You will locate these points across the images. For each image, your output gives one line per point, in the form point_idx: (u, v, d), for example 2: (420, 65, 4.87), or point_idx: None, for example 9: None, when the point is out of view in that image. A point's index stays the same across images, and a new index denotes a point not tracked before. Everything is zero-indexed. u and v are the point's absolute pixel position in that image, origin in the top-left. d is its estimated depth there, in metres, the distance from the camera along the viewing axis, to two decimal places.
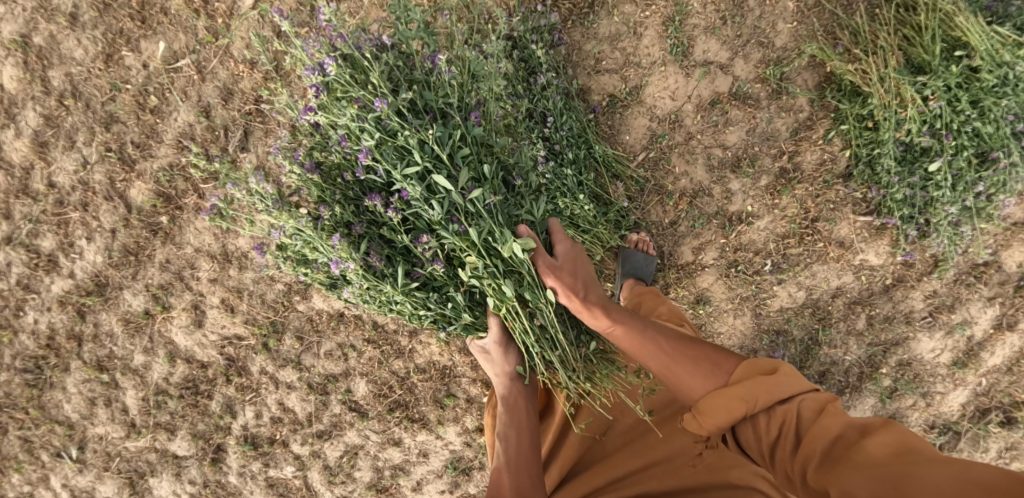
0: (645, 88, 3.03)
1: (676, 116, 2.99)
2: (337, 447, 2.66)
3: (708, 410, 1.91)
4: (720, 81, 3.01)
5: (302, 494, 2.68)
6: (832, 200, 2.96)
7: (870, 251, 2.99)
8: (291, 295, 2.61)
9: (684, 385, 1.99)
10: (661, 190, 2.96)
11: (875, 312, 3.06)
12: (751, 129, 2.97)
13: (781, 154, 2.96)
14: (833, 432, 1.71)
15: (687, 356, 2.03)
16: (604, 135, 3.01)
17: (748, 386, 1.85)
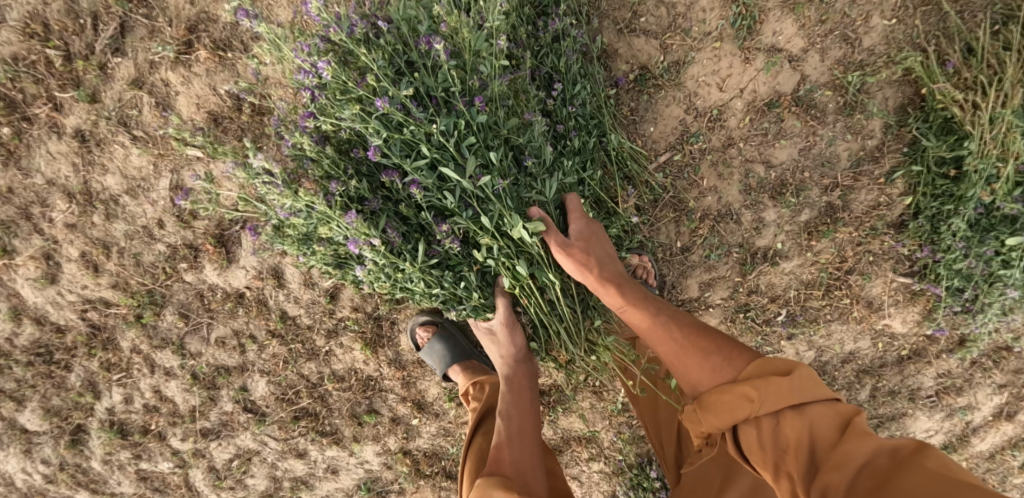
0: (688, 66, 2.35)
1: (718, 111, 2.35)
2: (226, 450, 2.23)
3: (711, 406, 1.56)
4: (784, 78, 2.37)
5: (181, 493, 2.26)
6: (874, 251, 2.41)
7: (897, 317, 2.45)
8: (175, 259, 2.11)
9: (691, 376, 1.64)
10: (680, 205, 2.34)
11: (880, 384, 2.53)
12: (806, 148, 2.38)
13: (831, 186, 2.38)
14: (852, 458, 1.37)
15: (700, 340, 1.66)
16: (623, 120, 2.35)
17: (760, 384, 1.50)
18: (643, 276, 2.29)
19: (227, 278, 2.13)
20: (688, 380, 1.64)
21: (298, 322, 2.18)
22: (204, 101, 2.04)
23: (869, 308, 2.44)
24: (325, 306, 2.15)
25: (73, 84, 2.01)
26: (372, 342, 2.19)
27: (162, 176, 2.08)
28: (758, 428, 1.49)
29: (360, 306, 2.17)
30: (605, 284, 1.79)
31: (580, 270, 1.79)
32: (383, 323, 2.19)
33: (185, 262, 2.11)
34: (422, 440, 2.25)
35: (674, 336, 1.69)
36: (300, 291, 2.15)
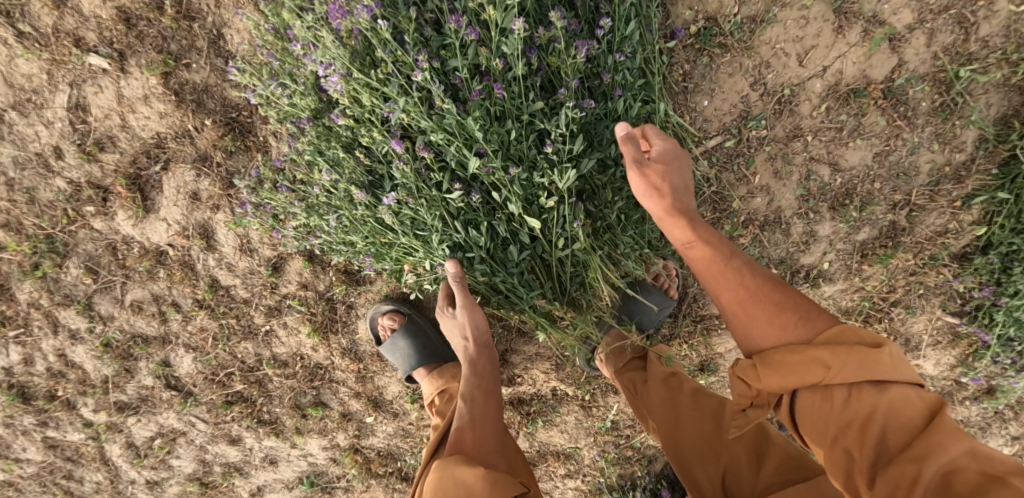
0: (767, 28, 1.81)
1: (790, 90, 1.86)
2: (146, 427, 1.89)
3: (772, 363, 1.22)
4: (878, 59, 1.87)
5: (94, 466, 1.94)
6: (926, 284, 2.07)
7: (931, 359, 2.18)
8: (78, 200, 1.68)
9: (750, 328, 1.28)
10: (723, 205, 1.92)
11: None
12: (882, 152, 1.93)
13: (901, 203, 1.97)
14: (939, 459, 1.08)
15: (772, 289, 1.28)
16: (671, 87, 1.85)
17: (844, 351, 1.17)
18: (664, 285, 1.87)
19: (145, 232, 1.71)
20: (745, 331, 1.28)
21: (232, 294, 1.77)
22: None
23: (905, 346, 2.17)
24: (265, 279, 1.76)
25: None
26: (323, 327, 1.80)
27: (57, 91, 1.61)
28: (829, 404, 1.19)
29: (310, 283, 1.77)
30: (675, 215, 1.38)
31: (648, 197, 1.41)
32: (338, 307, 1.80)
33: (92, 206, 1.68)
34: (377, 440, 1.92)
35: (741, 277, 1.29)
36: (234, 257, 1.74)
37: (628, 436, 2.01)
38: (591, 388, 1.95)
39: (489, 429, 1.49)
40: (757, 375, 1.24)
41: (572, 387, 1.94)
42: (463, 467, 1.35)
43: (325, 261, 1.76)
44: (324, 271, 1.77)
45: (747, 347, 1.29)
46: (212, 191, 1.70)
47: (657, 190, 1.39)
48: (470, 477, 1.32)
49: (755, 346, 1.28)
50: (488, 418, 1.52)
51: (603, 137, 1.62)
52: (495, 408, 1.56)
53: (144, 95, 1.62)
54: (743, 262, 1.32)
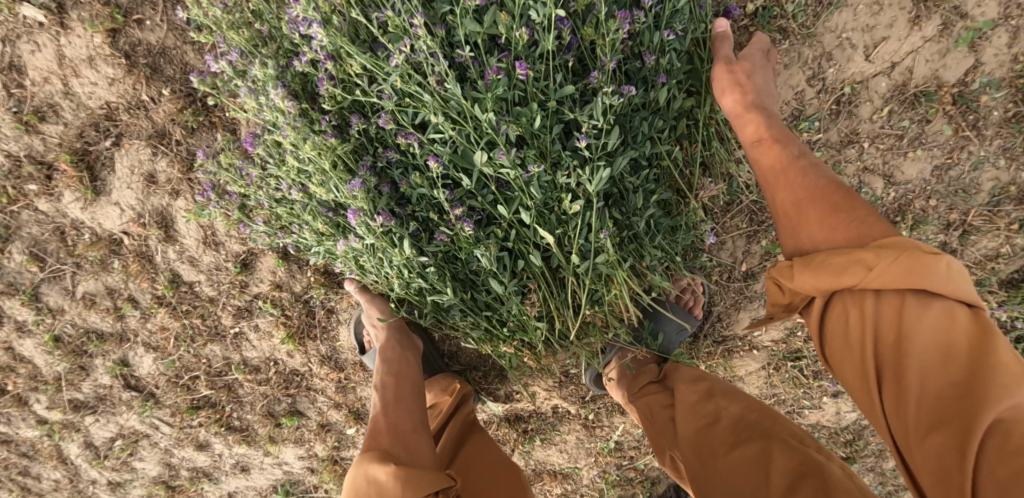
0: (833, 15, 1.56)
1: (851, 88, 1.61)
2: (105, 427, 1.71)
3: (816, 263, 1.06)
4: (953, 57, 1.59)
5: (52, 464, 1.76)
6: None
7: None
8: (18, 177, 1.44)
9: (799, 228, 1.14)
10: (761, 217, 1.64)
11: None
12: (943, 165, 1.69)
13: (955, 223, 1.74)
14: (995, 397, 0.89)
15: (830, 188, 1.13)
16: None
17: (895, 254, 0.97)
18: (688, 303, 1.66)
19: (96, 217, 1.48)
20: (792, 231, 1.16)
21: (197, 291, 1.55)
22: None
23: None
24: (234, 277, 1.54)
25: None
26: (300, 333, 1.60)
27: None
28: (865, 316, 1.01)
29: (286, 284, 1.55)
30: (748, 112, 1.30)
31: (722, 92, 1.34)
32: (316, 311, 1.59)
33: (35, 184, 1.45)
34: (358, 451, 1.76)
35: (801, 176, 1.17)
36: (197, 250, 1.51)
37: (631, 457, 1.86)
38: (595, 407, 1.76)
39: (406, 420, 1.31)
40: (792, 274, 1.10)
41: (574, 405, 1.76)
42: (375, 463, 1.18)
43: (301, 260, 1.54)
44: (301, 271, 1.55)
45: (792, 247, 1.15)
46: (171, 174, 1.45)
47: (731, 87, 1.32)
48: (383, 475, 1.16)
49: (797, 245, 1.14)
50: (401, 400, 1.36)
51: (639, 132, 1.35)
52: (416, 401, 1.38)
53: (88, 57, 1.36)
54: (807, 164, 1.18)
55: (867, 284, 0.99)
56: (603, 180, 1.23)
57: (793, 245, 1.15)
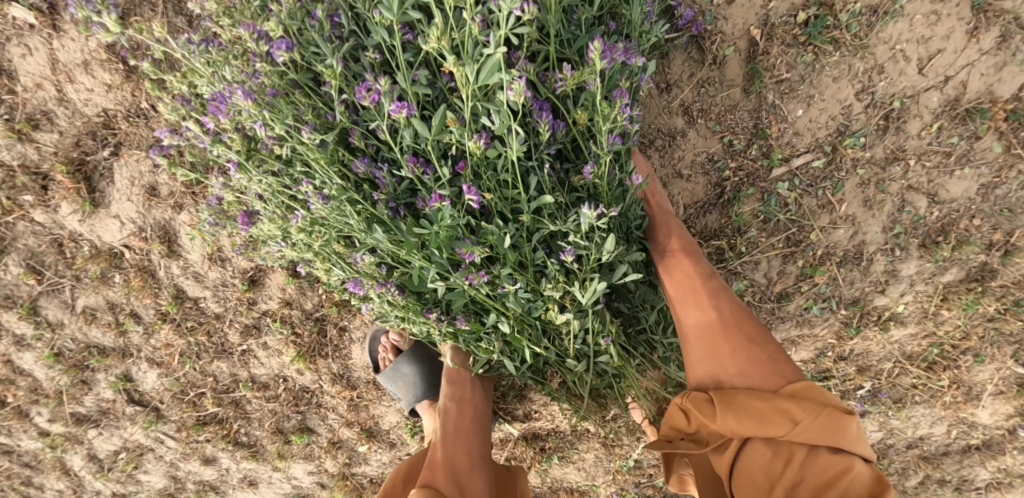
0: (885, 24, 1.46)
1: (901, 103, 1.52)
2: (109, 440, 1.62)
3: (739, 408, 1.13)
4: (1011, 71, 1.49)
5: (54, 477, 1.65)
6: (1006, 331, 1.75)
7: (987, 408, 1.86)
8: (13, 188, 1.36)
9: (716, 360, 1.21)
10: (799, 236, 1.60)
11: (937, 473, 1.98)
12: (992, 183, 1.59)
13: (998, 243, 1.64)
14: None
15: (746, 324, 1.23)
16: (773, 86, 1.50)
17: (814, 410, 1.08)
18: None
19: (96, 230, 1.40)
20: (709, 363, 1.22)
21: (203, 306, 1.49)
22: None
23: (965, 395, 1.85)
24: (241, 293, 1.48)
25: None
26: (310, 352, 1.54)
27: None
28: (784, 466, 1.10)
29: (295, 301, 1.51)
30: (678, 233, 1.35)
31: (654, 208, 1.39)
32: (328, 330, 1.53)
33: (30, 194, 1.36)
34: (370, 467, 1.69)
35: (718, 303, 1.26)
36: (203, 266, 1.46)
37: (650, 475, 1.81)
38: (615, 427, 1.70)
39: (464, 456, 1.29)
40: (712, 413, 1.16)
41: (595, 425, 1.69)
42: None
43: (313, 276, 1.49)
44: (312, 288, 1.50)
45: (706, 375, 1.22)
46: (174, 187, 1.39)
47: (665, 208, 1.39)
48: None
49: (713, 381, 1.21)
50: (462, 435, 1.34)
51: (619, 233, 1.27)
52: (479, 434, 1.36)
53: (83, 61, 1.29)
54: (718, 287, 1.29)
55: (789, 438, 1.08)
56: (595, 293, 1.18)
57: (708, 381, 1.22)
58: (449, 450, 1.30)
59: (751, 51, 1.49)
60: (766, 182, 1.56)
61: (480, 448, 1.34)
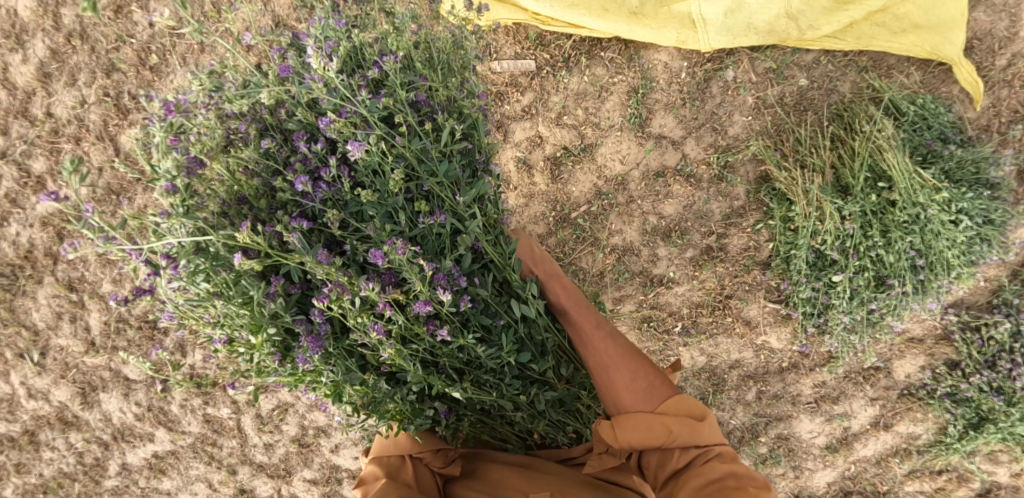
0: (599, 147, 2.95)
1: (620, 178, 2.97)
2: (270, 401, 3.58)
3: (629, 421, 1.92)
4: (670, 155, 2.93)
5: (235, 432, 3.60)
6: (748, 282, 3.06)
7: (772, 335, 3.13)
8: None
9: (610, 384, 1.97)
10: (596, 241, 3.02)
11: (766, 388, 3.40)
12: (688, 205, 2.98)
13: (709, 236, 3.01)
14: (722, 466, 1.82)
15: (623, 353, 2.00)
16: (550, 185, 2.97)
17: (676, 419, 1.88)
18: None
19: None
20: (606, 385, 1.98)
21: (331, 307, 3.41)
22: None
23: (749, 327, 3.14)
24: None
25: None
26: None
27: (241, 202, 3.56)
28: (670, 436, 1.89)
29: None
30: (576, 305, 2.09)
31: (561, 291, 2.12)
32: None
33: None
34: None
35: (609, 348, 2.00)
36: None
37: None
38: None
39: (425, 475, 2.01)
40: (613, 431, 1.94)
41: None
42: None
43: None
44: None
45: (609, 400, 1.98)
46: None
47: (566, 289, 2.11)
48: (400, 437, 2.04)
49: (611, 401, 1.97)
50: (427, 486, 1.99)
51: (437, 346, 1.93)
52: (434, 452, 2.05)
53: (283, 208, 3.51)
54: (604, 334, 2.03)
55: (665, 436, 1.88)
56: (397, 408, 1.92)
57: (609, 402, 1.98)
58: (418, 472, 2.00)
59: (531, 170, 2.96)
60: (567, 217, 2.99)
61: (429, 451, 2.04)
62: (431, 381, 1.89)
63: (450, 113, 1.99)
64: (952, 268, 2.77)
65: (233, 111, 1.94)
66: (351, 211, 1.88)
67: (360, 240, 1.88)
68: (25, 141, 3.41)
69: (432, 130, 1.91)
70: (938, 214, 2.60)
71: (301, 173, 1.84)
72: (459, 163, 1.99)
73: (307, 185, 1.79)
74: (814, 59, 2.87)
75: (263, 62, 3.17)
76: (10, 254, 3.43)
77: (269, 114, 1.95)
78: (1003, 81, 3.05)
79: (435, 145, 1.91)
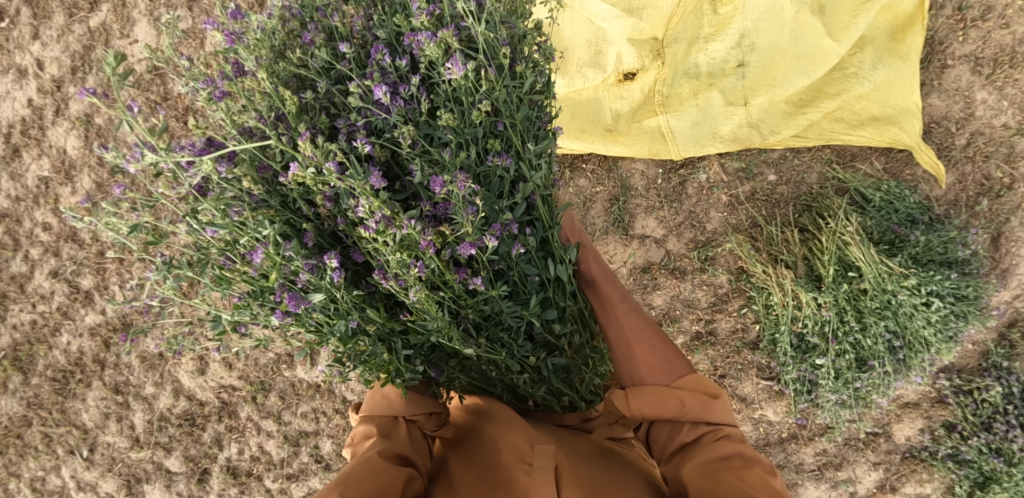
0: None
1: None
2: (302, 488, 3.99)
3: (643, 391, 2.04)
4: (654, 252, 3.19)
5: None
6: (739, 362, 3.24)
7: (768, 408, 3.28)
8: (279, 363, 3.92)
9: (631, 356, 2.10)
10: None
11: (769, 458, 3.54)
12: (675, 295, 3.21)
13: (697, 322, 3.22)
14: (728, 445, 1.91)
15: (650, 330, 2.12)
16: None
17: (690, 394, 1.99)
18: None
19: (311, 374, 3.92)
20: (628, 357, 2.11)
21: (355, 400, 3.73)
22: None
23: (746, 404, 3.31)
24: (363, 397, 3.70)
25: None
26: None
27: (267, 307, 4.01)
28: (681, 409, 1.99)
29: None
30: (612, 279, 2.19)
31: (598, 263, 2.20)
32: None
33: (282, 362, 3.92)
34: None
35: (633, 321, 2.13)
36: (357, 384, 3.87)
37: None
38: None
39: (415, 433, 2.09)
40: (627, 401, 2.06)
41: None
42: (405, 473, 1.89)
43: None
44: None
45: (627, 372, 2.11)
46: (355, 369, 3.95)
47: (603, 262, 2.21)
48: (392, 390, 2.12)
49: (629, 373, 2.10)
50: (416, 440, 2.07)
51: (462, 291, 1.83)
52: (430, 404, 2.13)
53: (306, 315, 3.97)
54: (631, 309, 2.16)
55: (676, 410, 1.99)
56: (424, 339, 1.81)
57: (626, 374, 2.12)
58: (408, 429, 2.08)
59: None
60: None
61: (426, 404, 2.11)
62: (452, 333, 1.81)
63: (531, 64, 1.87)
64: (931, 344, 2.91)
65: (302, 15, 1.81)
66: (423, 132, 1.78)
67: (425, 162, 1.78)
68: (76, 262, 3.93)
69: (517, 73, 1.81)
70: (907, 299, 2.78)
71: (378, 82, 1.71)
72: (536, 113, 1.89)
73: (387, 95, 1.65)
74: (780, 156, 3.12)
75: None
76: (62, 360, 3.97)
77: (341, 21, 1.76)
78: (964, 159, 3.25)
79: (517, 90, 1.81)
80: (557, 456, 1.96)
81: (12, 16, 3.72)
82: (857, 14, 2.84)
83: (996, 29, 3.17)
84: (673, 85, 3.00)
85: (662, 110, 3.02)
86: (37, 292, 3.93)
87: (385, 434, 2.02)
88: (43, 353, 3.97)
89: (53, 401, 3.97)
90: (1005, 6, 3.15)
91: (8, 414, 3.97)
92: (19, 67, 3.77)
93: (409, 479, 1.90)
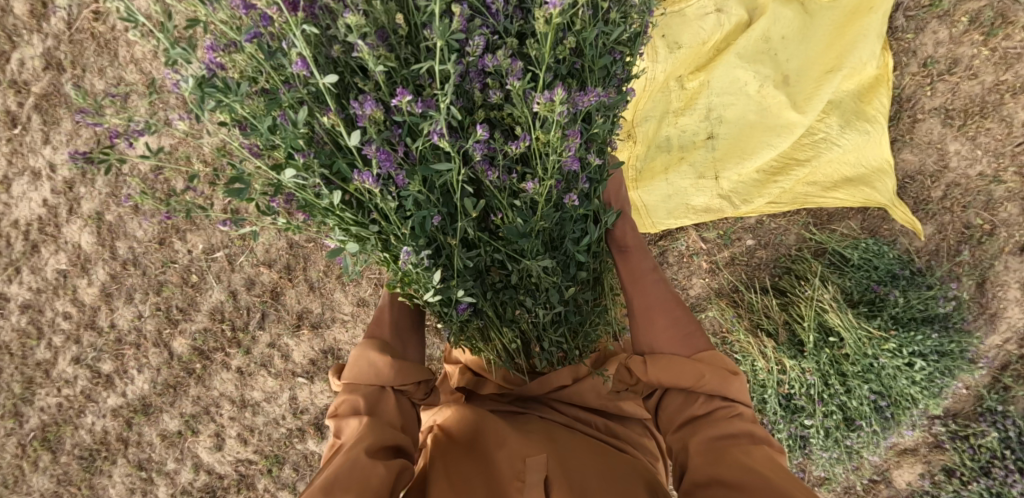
0: None
1: None
2: None
3: (662, 363, 2.19)
4: None
5: None
6: None
7: None
8: (291, 436, 4.08)
9: (652, 323, 2.31)
10: None
11: None
12: None
13: None
14: (737, 424, 2.05)
15: (675, 297, 2.36)
16: None
17: (709, 368, 2.13)
18: None
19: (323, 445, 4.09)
20: (649, 324, 2.32)
21: None
22: (308, 354, 4.00)
23: None
24: None
25: (236, 343, 4.00)
26: None
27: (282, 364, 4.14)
28: (697, 382, 2.13)
29: None
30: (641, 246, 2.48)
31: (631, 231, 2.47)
32: None
33: (294, 436, 4.08)
34: None
35: (658, 291, 2.38)
36: None
37: None
38: None
39: (401, 410, 2.20)
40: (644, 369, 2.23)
41: None
42: (397, 465, 1.98)
43: None
44: None
45: (648, 339, 2.30)
46: None
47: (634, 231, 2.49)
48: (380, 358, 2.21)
49: (650, 341, 2.29)
50: (402, 413, 2.19)
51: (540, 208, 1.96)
52: (417, 374, 2.26)
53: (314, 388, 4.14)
54: (657, 276, 2.42)
55: (692, 385, 2.13)
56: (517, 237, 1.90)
57: (647, 341, 2.30)
58: (394, 401, 2.18)
59: None
60: None
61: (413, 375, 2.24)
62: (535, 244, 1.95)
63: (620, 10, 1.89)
64: (918, 400, 2.98)
65: None
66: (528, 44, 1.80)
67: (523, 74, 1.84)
68: (96, 348, 4.06)
69: (609, 20, 1.85)
70: (889, 361, 2.88)
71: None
72: (615, 66, 1.97)
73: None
74: (756, 222, 3.21)
75: (280, 280, 3.92)
76: (88, 439, 4.13)
77: None
78: (942, 210, 3.31)
79: (605, 37, 1.86)
80: (547, 466, 2.05)
81: (24, 123, 3.83)
82: (820, 86, 2.92)
83: (963, 81, 3.21)
84: (645, 161, 3.11)
85: (635, 186, 3.12)
86: (61, 378, 4.08)
87: (374, 413, 2.10)
88: (70, 433, 4.13)
89: (82, 477, 4.15)
90: (971, 57, 3.18)
91: (40, 490, 4.16)
92: (34, 169, 3.88)
93: (403, 468, 2.00)
